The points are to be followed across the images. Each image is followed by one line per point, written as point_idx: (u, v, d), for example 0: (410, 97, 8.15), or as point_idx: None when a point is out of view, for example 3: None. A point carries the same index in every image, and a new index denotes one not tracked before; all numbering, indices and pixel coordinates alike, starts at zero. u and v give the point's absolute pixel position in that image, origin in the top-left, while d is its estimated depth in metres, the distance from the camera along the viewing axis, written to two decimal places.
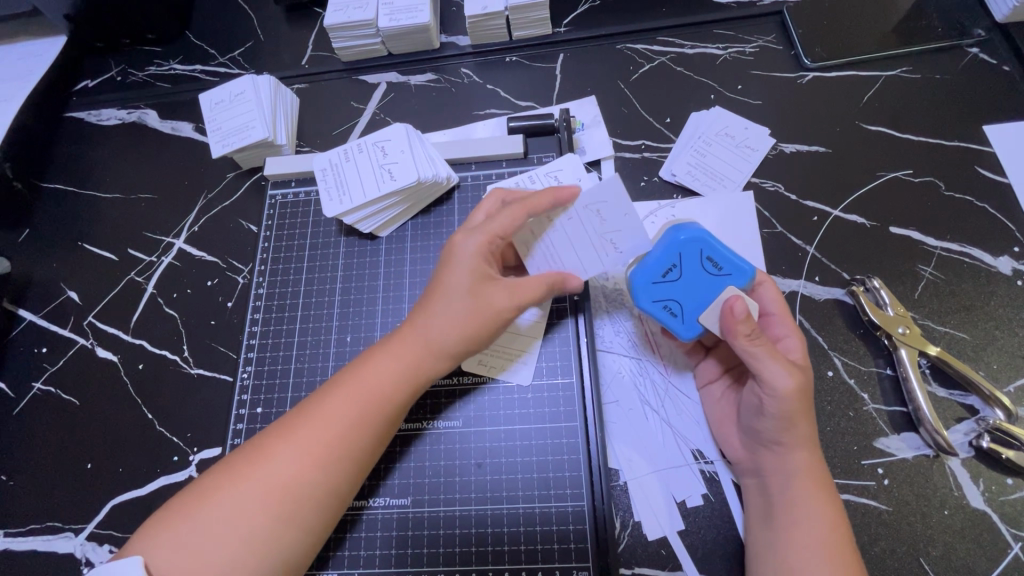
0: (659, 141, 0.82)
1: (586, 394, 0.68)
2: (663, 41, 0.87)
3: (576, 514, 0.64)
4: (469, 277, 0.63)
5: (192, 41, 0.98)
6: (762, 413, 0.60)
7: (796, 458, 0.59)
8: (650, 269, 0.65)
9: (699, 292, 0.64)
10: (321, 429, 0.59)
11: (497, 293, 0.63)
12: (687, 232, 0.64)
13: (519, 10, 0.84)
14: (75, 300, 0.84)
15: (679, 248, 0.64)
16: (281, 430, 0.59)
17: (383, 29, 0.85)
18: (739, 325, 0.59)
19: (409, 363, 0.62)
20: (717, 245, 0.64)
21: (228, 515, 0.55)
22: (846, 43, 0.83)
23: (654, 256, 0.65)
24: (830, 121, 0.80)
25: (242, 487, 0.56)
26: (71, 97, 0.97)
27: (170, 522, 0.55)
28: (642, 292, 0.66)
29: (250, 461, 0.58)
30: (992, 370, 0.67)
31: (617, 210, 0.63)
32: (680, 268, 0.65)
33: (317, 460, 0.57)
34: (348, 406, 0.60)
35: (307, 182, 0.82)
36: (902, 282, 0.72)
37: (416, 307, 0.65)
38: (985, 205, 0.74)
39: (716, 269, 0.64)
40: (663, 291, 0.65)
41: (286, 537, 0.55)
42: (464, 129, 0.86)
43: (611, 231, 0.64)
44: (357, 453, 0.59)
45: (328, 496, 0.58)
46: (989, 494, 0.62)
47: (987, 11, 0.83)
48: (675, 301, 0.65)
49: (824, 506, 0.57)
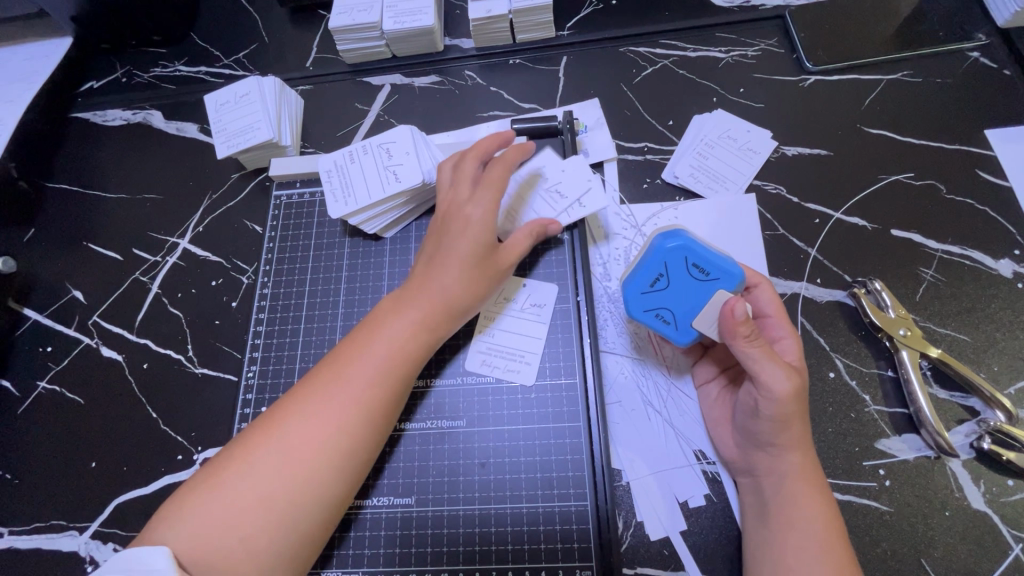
0: (663, 144, 0.82)
1: (589, 394, 0.69)
2: (666, 45, 0.88)
3: (579, 513, 0.65)
4: (473, 233, 0.66)
5: (198, 43, 0.99)
6: (758, 416, 0.60)
7: (792, 461, 0.59)
8: (639, 279, 0.66)
9: (690, 299, 0.65)
10: (340, 389, 0.60)
11: (500, 254, 0.67)
12: (675, 240, 0.64)
13: (523, 13, 0.85)
14: (80, 299, 0.84)
15: (666, 256, 0.65)
16: (300, 395, 0.60)
17: (388, 32, 0.86)
18: (739, 327, 0.59)
19: (422, 321, 0.64)
20: (703, 253, 0.64)
21: (256, 477, 0.55)
22: (849, 46, 0.84)
23: (642, 265, 0.66)
24: (832, 125, 0.81)
25: (262, 457, 0.56)
26: (77, 97, 0.97)
27: (190, 498, 0.55)
28: (634, 302, 0.67)
29: (268, 431, 0.58)
30: (993, 372, 0.68)
31: (557, 167, 0.74)
32: (668, 277, 0.65)
33: (337, 420, 0.58)
34: (368, 366, 0.61)
35: (312, 183, 0.83)
36: (904, 285, 0.72)
37: (425, 268, 0.67)
38: (985, 208, 0.75)
39: (704, 275, 0.64)
40: (653, 299, 0.66)
41: (314, 496, 0.56)
42: (468, 130, 0.86)
43: (557, 184, 0.74)
44: (380, 410, 0.60)
45: (351, 459, 0.58)
46: (989, 496, 0.63)
47: (988, 16, 0.84)
48: (667, 308, 0.66)
49: (820, 506, 0.58)
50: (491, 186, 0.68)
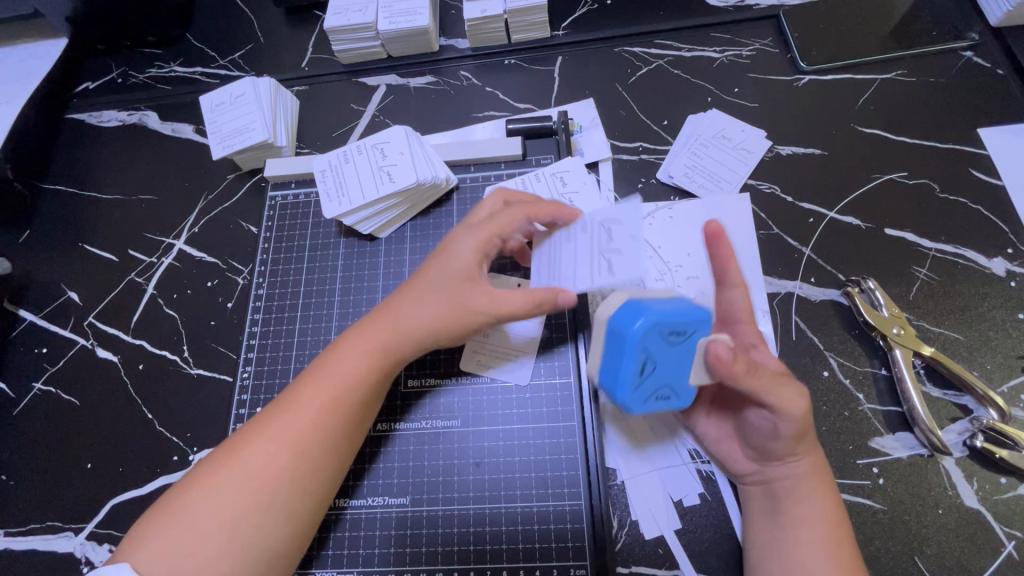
0: (657, 143, 0.82)
1: (584, 394, 0.69)
2: (661, 44, 0.88)
3: (573, 512, 0.65)
4: (452, 272, 0.63)
5: (193, 44, 0.99)
6: (775, 437, 0.59)
7: (805, 463, 0.60)
8: (624, 376, 0.54)
9: (679, 367, 0.56)
10: (293, 416, 0.59)
11: (479, 302, 0.62)
12: (643, 319, 0.53)
13: (518, 13, 0.85)
14: (75, 301, 0.84)
15: (645, 339, 0.53)
16: (261, 418, 0.60)
17: (382, 32, 0.86)
18: (736, 368, 0.55)
19: (377, 347, 0.63)
20: (672, 316, 0.53)
21: (214, 504, 0.55)
22: (842, 46, 0.84)
23: (620, 368, 0.54)
24: (827, 124, 0.81)
25: (219, 483, 0.56)
26: (72, 99, 0.98)
27: (161, 517, 0.55)
28: (630, 403, 0.55)
29: (229, 454, 0.58)
30: (986, 370, 0.68)
31: (577, 178, 0.74)
32: (651, 359, 0.54)
33: (291, 447, 0.58)
34: (319, 392, 0.60)
35: (307, 183, 0.83)
36: (898, 283, 0.73)
37: (388, 300, 0.66)
38: (978, 206, 0.75)
39: (682, 335, 0.54)
40: (647, 391, 0.55)
41: (269, 524, 0.55)
42: (462, 131, 0.86)
43: (571, 193, 0.74)
44: (337, 437, 0.60)
45: (310, 483, 0.58)
46: (982, 494, 0.63)
47: (981, 15, 0.84)
48: (664, 387, 0.56)
49: (828, 501, 0.58)
50: (488, 228, 0.65)
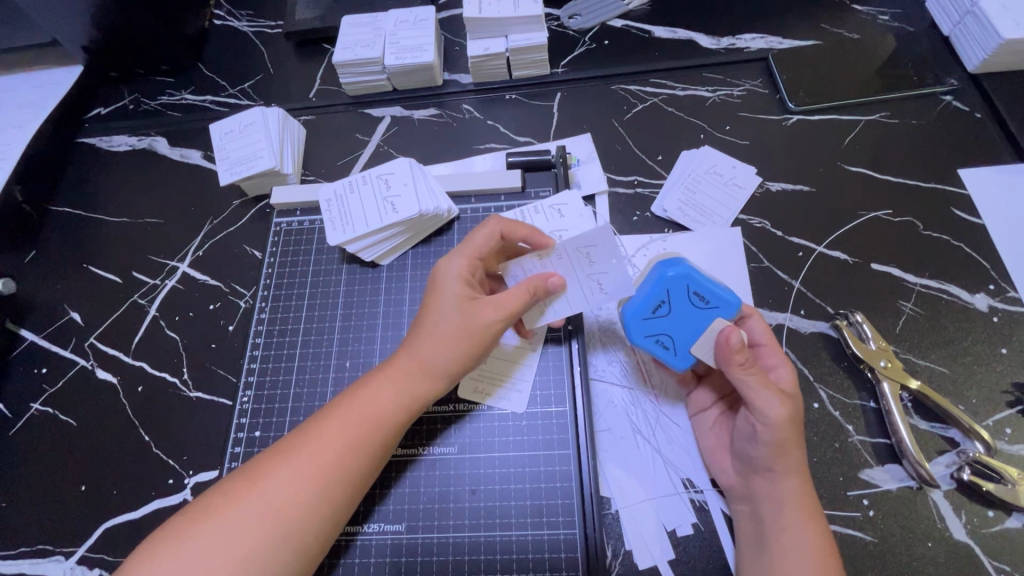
0: (652, 177, 0.85)
1: (579, 422, 0.70)
2: (656, 83, 0.92)
3: (568, 541, 0.65)
4: (455, 298, 0.65)
5: (205, 73, 1.02)
6: (756, 441, 0.61)
7: (789, 486, 0.60)
8: (640, 307, 0.66)
9: (688, 326, 0.66)
10: (318, 450, 0.59)
11: (483, 310, 0.64)
12: (676, 269, 0.65)
13: (520, 51, 0.89)
14: (77, 321, 0.85)
15: (668, 284, 0.65)
16: (283, 449, 0.60)
17: (389, 67, 0.89)
18: (735, 355, 0.60)
19: (405, 386, 0.64)
20: (704, 281, 0.65)
21: (229, 533, 0.55)
22: (828, 88, 0.88)
23: (644, 292, 0.66)
24: (815, 162, 0.84)
25: (237, 512, 0.56)
26: (84, 124, 1.00)
27: (171, 540, 0.55)
28: (635, 329, 0.67)
29: (249, 483, 0.58)
30: (972, 405, 0.69)
31: (605, 254, 0.65)
32: (669, 304, 0.66)
33: (312, 482, 0.58)
34: (345, 428, 0.61)
35: (312, 211, 0.85)
36: (884, 317, 0.75)
37: (410, 334, 0.66)
38: (960, 243, 0.78)
39: (703, 303, 0.65)
40: (653, 326, 0.67)
41: (282, 558, 0.55)
42: (463, 162, 0.89)
43: (599, 271, 0.65)
44: (353, 476, 0.60)
45: (326, 519, 0.58)
46: (971, 527, 0.64)
47: (959, 62, 0.89)
48: (667, 334, 0.67)
49: (815, 534, 0.57)
50: (468, 251, 0.68)
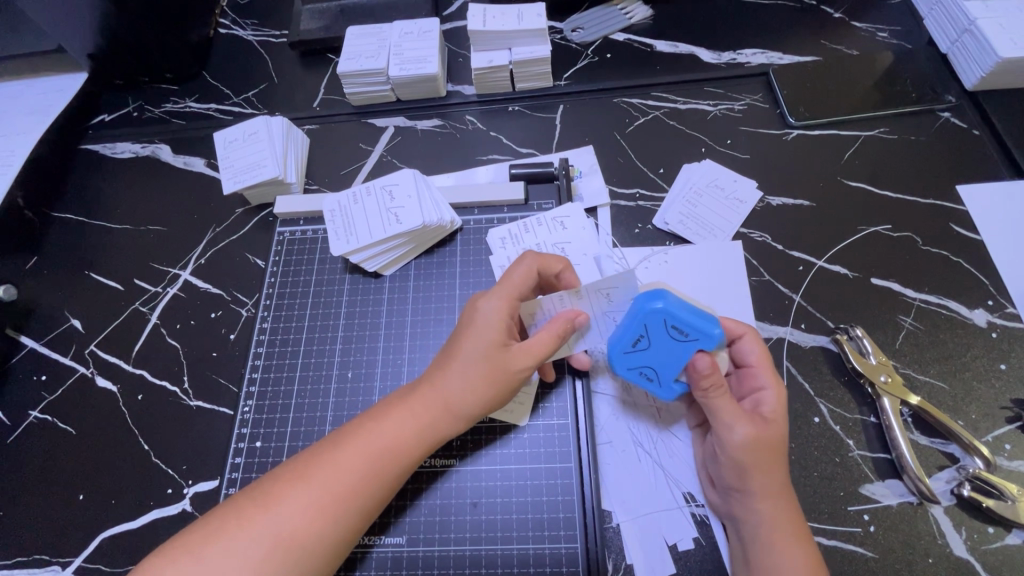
0: (654, 190, 0.86)
1: (580, 436, 0.70)
2: (657, 97, 0.93)
3: (570, 555, 0.65)
4: (487, 336, 0.64)
5: (209, 82, 1.03)
6: (721, 463, 0.63)
7: (766, 508, 0.60)
8: (620, 341, 0.65)
9: (671, 358, 0.64)
10: (335, 483, 0.58)
11: (514, 352, 0.63)
12: (651, 303, 0.62)
13: (524, 64, 0.90)
14: (78, 329, 0.85)
15: (646, 318, 0.63)
16: (295, 474, 0.59)
17: (393, 78, 0.90)
18: (703, 382, 0.61)
19: (428, 422, 0.63)
20: (684, 317, 0.61)
21: (239, 560, 0.54)
22: (827, 104, 0.89)
23: (622, 326, 0.64)
24: (815, 177, 0.85)
25: (248, 538, 0.55)
26: (87, 130, 1.01)
27: (176, 560, 0.54)
28: (618, 362, 0.66)
29: (259, 507, 0.57)
30: (971, 420, 0.70)
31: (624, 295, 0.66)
32: (648, 338, 0.63)
33: (327, 514, 0.57)
34: (366, 463, 0.60)
35: (315, 221, 0.86)
36: (883, 332, 0.75)
37: (436, 367, 0.65)
38: (959, 259, 0.78)
39: (682, 335, 0.62)
40: (635, 359, 0.65)
41: None
42: (466, 173, 0.90)
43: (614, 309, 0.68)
44: (365, 511, 0.59)
45: (335, 549, 0.58)
46: (971, 543, 0.64)
47: (957, 79, 0.90)
48: (649, 366, 0.65)
49: (800, 556, 0.58)
50: (507, 288, 0.66)
